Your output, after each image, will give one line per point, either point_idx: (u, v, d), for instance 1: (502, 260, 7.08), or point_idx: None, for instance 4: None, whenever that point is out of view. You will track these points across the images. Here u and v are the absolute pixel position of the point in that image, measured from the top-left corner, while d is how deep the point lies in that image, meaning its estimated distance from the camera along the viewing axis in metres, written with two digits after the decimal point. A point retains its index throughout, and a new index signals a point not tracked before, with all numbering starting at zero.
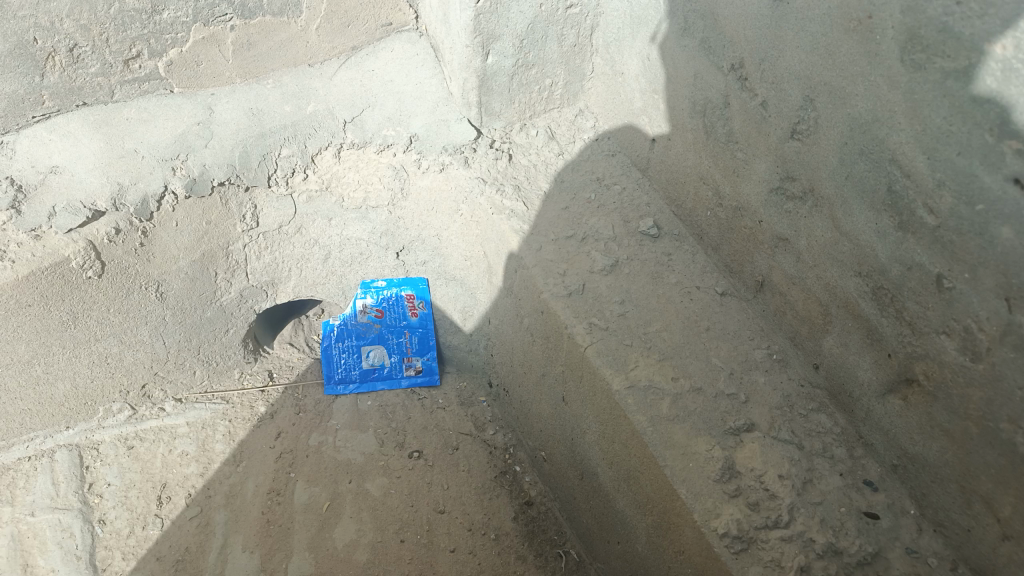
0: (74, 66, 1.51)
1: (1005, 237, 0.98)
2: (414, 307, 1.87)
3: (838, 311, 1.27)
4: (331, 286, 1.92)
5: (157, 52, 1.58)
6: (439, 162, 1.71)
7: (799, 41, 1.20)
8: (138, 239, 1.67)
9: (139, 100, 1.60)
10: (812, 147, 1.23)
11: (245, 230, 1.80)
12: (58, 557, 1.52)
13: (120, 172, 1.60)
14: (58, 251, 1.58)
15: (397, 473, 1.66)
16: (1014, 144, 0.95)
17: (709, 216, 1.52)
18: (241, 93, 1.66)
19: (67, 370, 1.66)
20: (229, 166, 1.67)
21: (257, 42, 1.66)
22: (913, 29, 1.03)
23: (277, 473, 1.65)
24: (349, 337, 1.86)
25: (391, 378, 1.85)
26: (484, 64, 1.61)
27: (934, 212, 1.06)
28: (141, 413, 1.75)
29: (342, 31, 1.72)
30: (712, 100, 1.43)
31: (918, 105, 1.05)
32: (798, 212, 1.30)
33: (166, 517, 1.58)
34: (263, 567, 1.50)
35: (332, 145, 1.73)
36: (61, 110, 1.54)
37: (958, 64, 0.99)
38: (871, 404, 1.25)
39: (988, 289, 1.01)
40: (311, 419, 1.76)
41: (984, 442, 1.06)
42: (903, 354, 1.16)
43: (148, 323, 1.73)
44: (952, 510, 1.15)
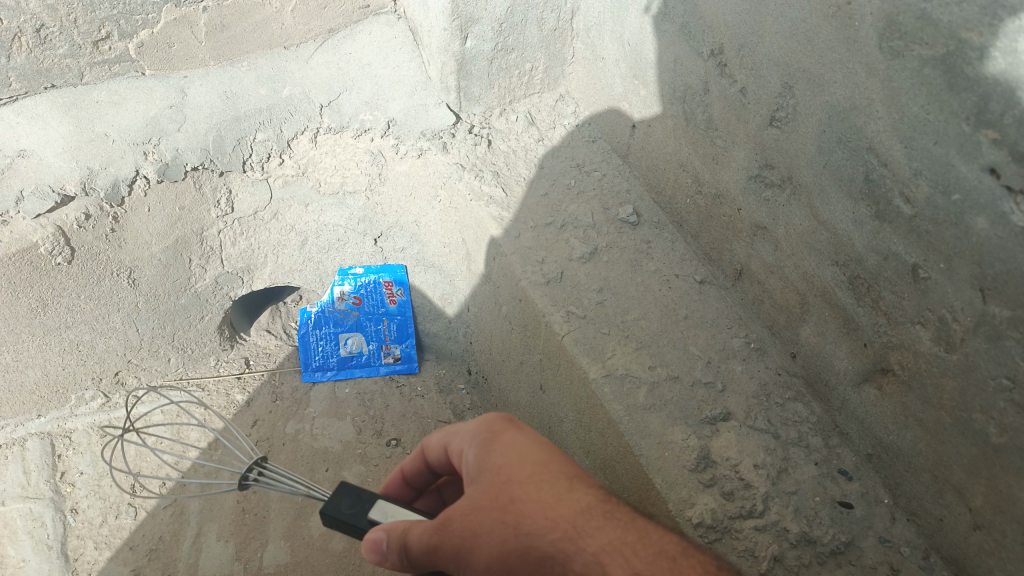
0: (42, 47, 1.48)
1: (980, 227, 0.96)
2: (391, 294, 1.86)
3: (815, 300, 1.27)
4: (308, 273, 1.90)
5: (127, 33, 1.55)
6: (416, 147, 1.72)
7: (779, 27, 1.19)
8: (109, 225, 1.65)
9: (110, 83, 1.58)
10: (791, 135, 1.22)
11: (220, 215, 1.77)
12: (29, 547, 1.49)
13: (89, 156, 1.58)
14: (26, 238, 1.57)
15: (374, 461, 1.64)
16: (990, 133, 0.92)
17: (689, 203, 1.51)
18: (216, 76, 1.64)
19: (37, 357, 1.63)
20: (203, 150, 1.66)
21: (231, 24, 1.62)
22: (891, 16, 1.01)
23: (253, 462, 1.63)
24: (327, 324, 1.85)
25: (368, 365, 1.83)
26: (463, 48, 1.61)
27: (911, 201, 1.05)
28: (115, 401, 1.71)
29: (318, 12, 1.68)
30: (692, 86, 1.42)
31: (896, 92, 1.03)
32: (776, 200, 1.29)
33: (140, 507, 1.55)
34: (238, 556, 1.49)
35: (308, 130, 1.72)
36: (28, 93, 1.52)
37: (936, 52, 0.96)
38: (847, 393, 1.25)
39: (963, 279, 1.00)
40: (287, 407, 1.74)
41: (957, 433, 1.06)
42: (878, 344, 1.16)
43: (120, 310, 1.70)
44: (925, 499, 1.15)
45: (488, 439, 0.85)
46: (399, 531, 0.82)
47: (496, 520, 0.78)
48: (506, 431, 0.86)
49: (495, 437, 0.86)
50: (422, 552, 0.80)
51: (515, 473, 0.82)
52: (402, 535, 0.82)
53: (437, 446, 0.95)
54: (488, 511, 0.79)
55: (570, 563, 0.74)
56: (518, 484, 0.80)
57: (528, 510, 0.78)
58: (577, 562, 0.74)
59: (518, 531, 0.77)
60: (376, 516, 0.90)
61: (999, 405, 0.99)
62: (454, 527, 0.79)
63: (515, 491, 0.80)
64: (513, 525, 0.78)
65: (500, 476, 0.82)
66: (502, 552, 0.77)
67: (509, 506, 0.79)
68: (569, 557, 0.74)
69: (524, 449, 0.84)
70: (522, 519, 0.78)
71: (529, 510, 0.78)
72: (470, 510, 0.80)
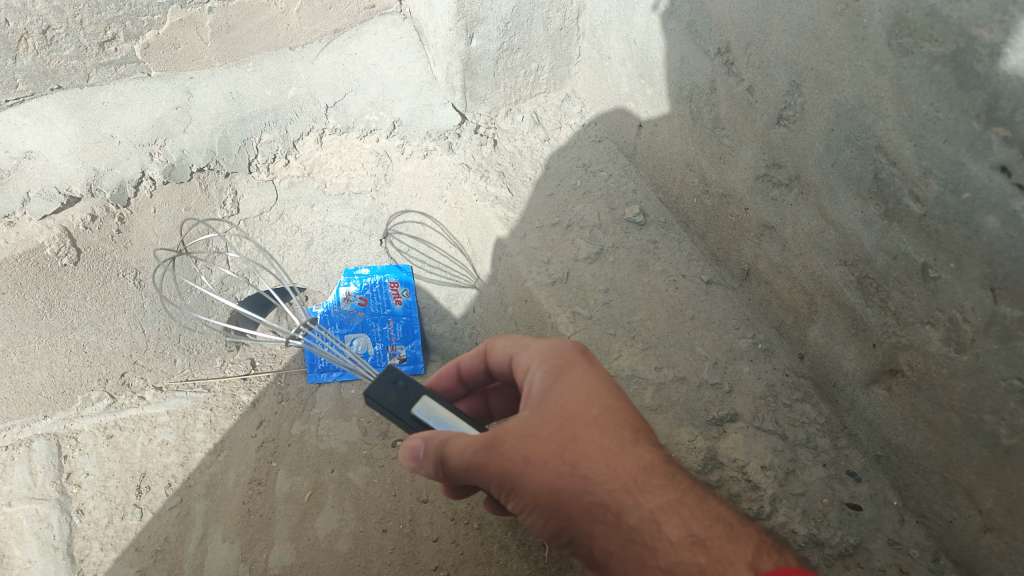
0: (48, 49, 1.57)
1: (990, 226, 0.94)
2: (397, 295, 1.79)
3: (823, 300, 1.26)
4: (314, 273, 1.81)
5: (134, 35, 1.64)
6: (422, 147, 1.76)
7: (786, 25, 1.18)
8: (116, 226, 1.71)
9: (116, 83, 1.67)
10: (798, 133, 1.21)
11: (226, 217, 1.80)
12: (35, 548, 1.48)
13: (95, 157, 1.66)
14: (31, 239, 1.64)
15: (379, 463, 1.63)
16: (1001, 130, 0.91)
17: (696, 203, 1.50)
18: (221, 76, 1.73)
19: (43, 359, 1.63)
20: (208, 152, 1.72)
21: (237, 25, 1.72)
22: (900, 13, 0.99)
23: (259, 462, 1.62)
24: (331, 325, 1.78)
25: (373, 367, 1.74)
26: (469, 48, 1.63)
27: (920, 200, 1.03)
28: (121, 402, 1.67)
29: (324, 13, 1.78)
30: (699, 84, 1.41)
31: (905, 90, 1.01)
32: (784, 199, 1.28)
33: (146, 508, 1.54)
34: (243, 558, 1.48)
35: (313, 130, 1.79)
36: (35, 93, 1.61)
37: (945, 49, 0.95)
38: (855, 394, 1.23)
39: (973, 278, 0.98)
40: (294, 408, 1.72)
41: (967, 434, 1.04)
42: (887, 345, 1.15)
43: (126, 311, 1.71)
44: (934, 502, 1.13)
45: (559, 376, 0.90)
46: (450, 443, 0.86)
47: (555, 452, 0.83)
48: (577, 370, 0.91)
49: (561, 372, 0.91)
50: (473, 468, 0.84)
51: (582, 412, 0.86)
52: (451, 448, 0.86)
53: (494, 357, 1.02)
54: (545, 440, 0.84)
55: (623, 516, 0.79)
56: (581, 423, 0.85)
57: (589, 452, 0.83)
58: (630, 517, 0.79)
59: (574, 472, 0.82)
60: (419, 411, 1.02)
61: (1010, 406, 0.97)
62: (510, 449, 0.83)
63: (579, 431, 0.84)
64: (571, 463, 0.82)
65: (565, 413, 0.86)
66: (554, 484, 0.82)
67: (569, 441, 0.84)
68: (623, 508, 0.79)
69: (592, 391, 0.88)
70: (582, 460, 0.82)
71: (588, 452, 0.83)
72: (527, 436, 0.84)
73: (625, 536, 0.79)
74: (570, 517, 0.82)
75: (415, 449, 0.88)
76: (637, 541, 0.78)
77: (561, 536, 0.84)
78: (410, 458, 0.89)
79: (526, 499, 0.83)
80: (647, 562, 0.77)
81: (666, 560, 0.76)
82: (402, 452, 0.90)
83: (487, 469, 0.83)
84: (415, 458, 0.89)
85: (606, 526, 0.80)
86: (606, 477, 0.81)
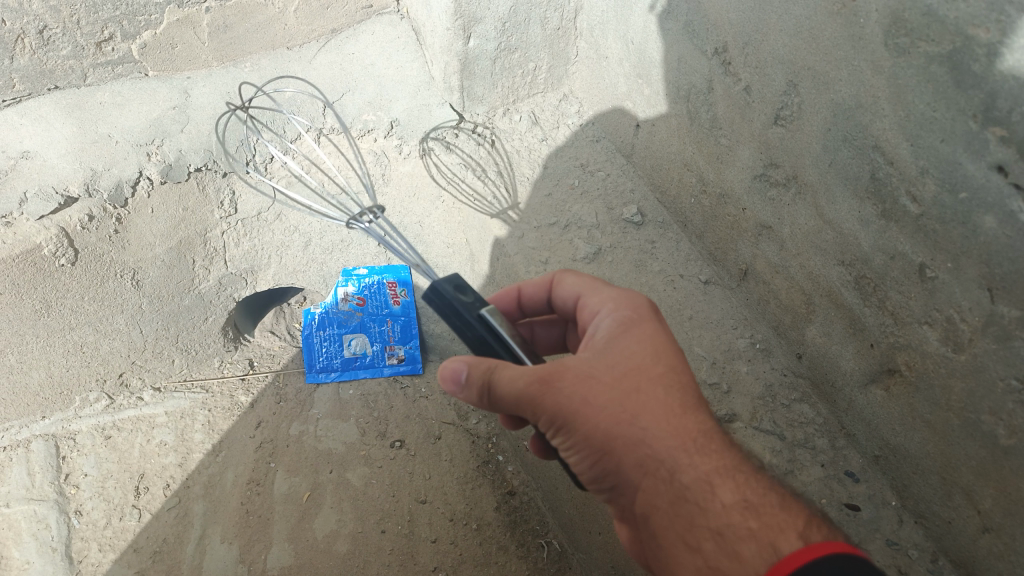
0: (45, 49, 1.58)
1: (988, 226, 0.94)
2: (396, 295, 1.88)
3: (821, 300, 1.25)
4: (311, 274, 1.89)
5: (130, 34, 1.65)
6: (420, 148, 1.77)
7: (782, 25, 1.18)
8: (113, 226, 1.70)
9: (112, 83, 1.68)
10: (796, 133, 1.21)
11: (223, 217, 1.83)
12: (33, 548, 1.48)
13: (93, 157, 1.65)
14: (29, 239, 1.62)
15: (378, 463, 1.63)
16: (998, 130, 0.90)
17: (693, 203, 1.50)
18: (219, 76, 1.73)
19: (41, 359, 1.63)
20: (205, 151, 1.73)
21: (234, 24, 1.72)
22: (897, 13, 0.99)
23: (257, 463, 1.62)
24: (331, 325, 1.84)
25: (374, 367, 1.80)
26: (466, 48, 1.64)
27: (917, 200, 1.03)
28: (119, 403, 1.67)
29: (321, 14, 1.78)
30: (696, 84, 1.41)
31: (902, 90, 1.01)
32: (781, 199, 1.28)
33: (144, 509, 1.54)
34: (242, 559, 1.48)
35: (311, 129, 1.79)
36: (32, 93, 1.61)
37: (942, 48, 0.95)
38: (853, 394, 1.23)
39: (971, 279, 0.98)
40: (292, 408, 1.72)
41: (965, 434, 1.04)
42: (885, 345, 1.15)
43: (124, 312, 1.70)
44: (933, 502, 1.12)
45: (627, 326, 0.89)
46: (505, 370, 0.85)
47: (615, 399, 0.82)
48: (646, 322, 0.90)
49: (631, 322, 0.89)
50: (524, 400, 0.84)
51: (647, 364, 0.85)
52: (502, 376, 0.85)
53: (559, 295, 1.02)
54: (604, 384, 0.83)
55: (677, 473, 0.79)
56: (646, 374, 0.84)
57: (648, 403, 0.82)
58: (685, 476, 0.79)
59: (632, 422, 0.81)
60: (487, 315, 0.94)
61: (1008, 406, 0.96)
62: (568, 388, 0.82)
63: (643, 382, 0.83)
64: (631, 413, 0.82)
65: (631, 364, 0.85)
66: (611, 430, 0.81)
67: (630, 390, 0.83)
68: (678, 464, 0.79)
69: (659, 345, 0.87)
70: (643, 411, 0.82)
71: (649, 404, 0.82)
72: (586, 377, 0.83)
73: (677, 493, 0.79)
74: (621, 464, 0.82)
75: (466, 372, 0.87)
76: (689, 500, 0.78)
77: (606, 479, 0.85)
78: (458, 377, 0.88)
79: (577, 439, 0.83)
80: (697, 521, 0.78)
81: (715, 522, 0.77)
82: (446, 371, 0.89)
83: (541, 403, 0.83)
84: (462, 378, 0.88)
85: (658, 478, 0.80)
86: (667, 432, 0.81)
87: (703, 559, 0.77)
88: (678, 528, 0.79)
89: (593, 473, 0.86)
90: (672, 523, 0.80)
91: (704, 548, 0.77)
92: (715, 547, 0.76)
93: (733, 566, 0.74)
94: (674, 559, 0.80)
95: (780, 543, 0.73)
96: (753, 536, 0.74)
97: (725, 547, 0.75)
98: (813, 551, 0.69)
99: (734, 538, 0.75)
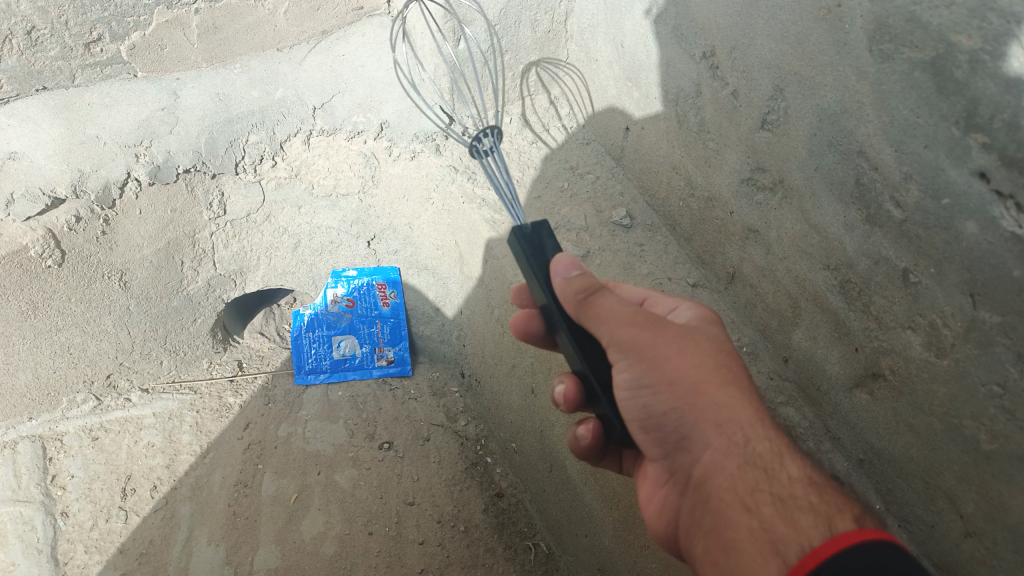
0: (33, 49, 1.57)
1: (970, 232, 0.94)
2: (385, 297, 1.89)
3: (807, 305, 1.24)
4: (301, 276, 1.91)
5: (119, 36, 1.64)
6: (410, 150, 1.82)
7: (769, 30, 1.19)
8: (99, 228, 1.70)
9: (101, 85, 1.65)
10: (782, 138, 1.22)
11: (213, 219, 1.82)
12: (19, 550, 1.48)
13: (81, 159, 1.65)
14: (14, 240, 1.64)
15: (366, 465, 1.62)
16: (980, 137, 0.91)
17: (682, 206, 1.50)
18: (208, 78, 1.72)
19: (28, 360, 1.65)
20: (194, 153, 1.73)
21: (224, 26, 1.72)
22: (881, 19, 1.00)
23: (245, 465, 1.61)
24: (320, 327, 1.87)
25: (362, 369, 1.82)
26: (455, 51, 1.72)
27: (901, 205, 1.03)
28: (106, 404, 1.70)
29: (312, 15, 1.77)
30: (684, 88, 1.41)
31: (886, 96, 1.01)
32: (767, 203, 1.28)
33: (131, 511, 1.53)
34: (228, 560, 1.46)
35: (301, 132, 1.80)
36: (20, 94, 1.59)
37: (925, 55, 0.95)
38: (839, 398, 1.21)
39: (953, 284, 0.98)
40: (280, 410, 1.72)
41: (948, 439, 1.02)
42: (869, 349, 1.13)
43: (112, 313, 1.72)
44: (916, 506, 1.10)
45: (716, 322, 1.01)
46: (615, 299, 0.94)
47: (709, 364, 0.91)
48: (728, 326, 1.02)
49: (715, 321, 1.02)
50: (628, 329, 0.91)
51: (734, 354, 0.95)
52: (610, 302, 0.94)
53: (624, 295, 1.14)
54: (695, 348, 0.92)
55: (750, 442, 0.85)
56: (734, 359, 0.94)
57: (732, 378, 0.91)
58: (756, 445, 0.85)
59: (718, 385, 0.89)
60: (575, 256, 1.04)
61: (990, 412, 0.95)
62: (670, 336, 0.91)
63: (731, 363, 0.93)
64: (719, 378, 0.90)
65: (723, 347, 0.95)
66: (697, 383, 0.89)
67: (718, 362, 0.92)
68: (752, 434, 0.86)
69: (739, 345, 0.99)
70: (730, 381, 0.90)
71: (733, 379, 0.91)
72: (685, 338, 0.93)
73: (748, 457, 0.84)
74: (696, 418, 0.88)
75: (584, 275, 0.97)
76: (759, 466, 0.84)
77: (669, 428, 0.91)
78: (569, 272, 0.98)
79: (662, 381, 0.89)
80: (760, 486, 0.82)
81: (778, 490, 0.82)
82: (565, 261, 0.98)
83: (639, 334, 0.91)
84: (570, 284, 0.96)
85: (730, 440, 0.86)
86: (751, 406, 0.89)
87: (758, 520, 0.79)
88: (740, 488, 0.83)
89: (657, 421, 0.91)
90: (734, 483, 0.83)
91: (761, 510, 0.80)
92: (774, 511, 0.79)
93: (790, 530, 0.76)
94: (723, 518, 0.83)
95: (837, 521, 0.76)
96: (813, 508, 0.78)
97: (784, 512, 0.79)
98: (866, 531, 0.70)
99: (796, 506, 0.79)
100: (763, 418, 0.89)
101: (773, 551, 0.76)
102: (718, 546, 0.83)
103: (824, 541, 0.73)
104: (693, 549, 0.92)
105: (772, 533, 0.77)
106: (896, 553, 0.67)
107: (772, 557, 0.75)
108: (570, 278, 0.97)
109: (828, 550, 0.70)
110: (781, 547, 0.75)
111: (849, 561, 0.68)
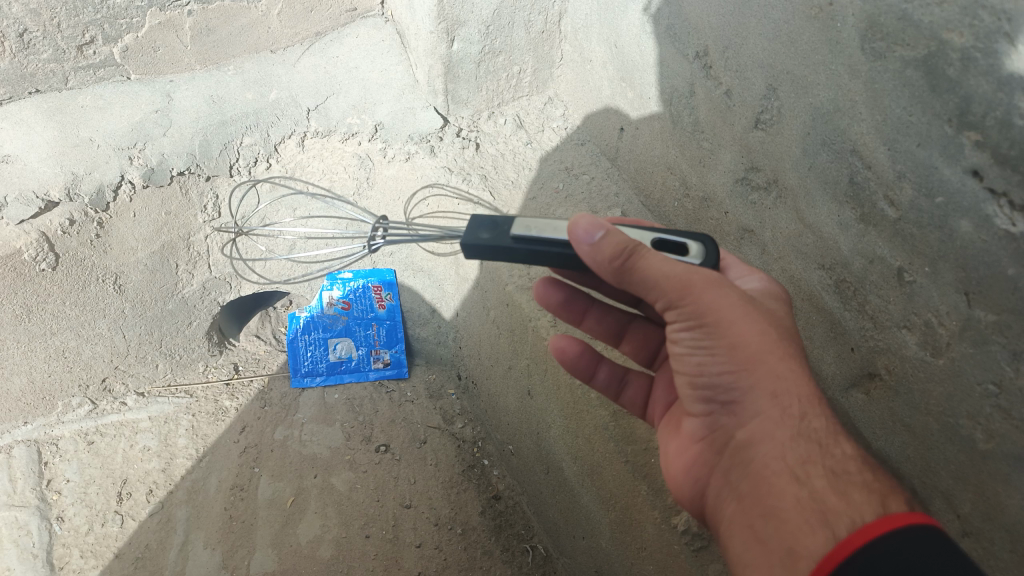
0: (25, 52, 1.59)
1: (964, 230, 0.93)
2: (380, 299, 1.87)
3: (803, 305, 1.23)
4: (296, 278, 1.88)
5: (111, 38, 1.67)
6: (405, 151, 1.79)
7: (762, 29, 1.19)
8: (94, 231, 1.70)
9: (93, 87, 1.70)
10: (775, 137, 1.21)
11: (207, 221, 1.84)
12: (14, 555, 1.47)
13: (75, 162, 1.66)
14: (8, 244, 1.62)
15: (363, 468, 1.62)
16: (973, 135, 0.90)
17: (676, 207, 1.50)
18: (201, 80, 1.77)
19: (23, 365, 1.64)
20: (188, 155, 1.75)
21: (217, 27, 1.75)
22: (873, 16, 0.99)
23: (241, 468, 1.60)
24: (316, 329, 1.86)
25: (358, 371, 1.82)
26: (449, 51, 1.67)
27: (895, 204, 1.03)
28: (101, 408, 1.70)
29: (305, 16, 1.82)
30: (678, 88, 1.41)
31: (879, 94, 1.01)
32: (763, 203, 1.28)
33: (127, 515, 1.53)
34: (225, 564, 1.46)
35: (296, 134, 1.83)
36: (12, 97, 1.63)
37: (918, 53, 0.95)
38: (835, 399, 1.19)
39: (948, 282, 0.97)
40: (276, 413, 1.73)
41: (944, 439, 1.02)
42: (865, 349, 1.12)
43: (107, 316, 1.71)
44: None
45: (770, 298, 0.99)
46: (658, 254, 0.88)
47: (772, 333, 0.86)
48: (779, 303, 0.99)
49: (768, 296, 0.99)
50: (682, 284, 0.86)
51: (791, 328, 0.92)
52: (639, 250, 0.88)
53: None
54: (758, 313, 0.87)
55: (806, 416, 0.83)
56: (792, 333, 0.91)
57: (791, 350, 0.87)
58: (813, 420, 0.83)
59: (781, 356, 0.85)
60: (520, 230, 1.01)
61: (985, 411, 0.95)
62: (732, 299, 0.86)
63: (792, 336, 0.90)
64: (781, 348, 0.86)
65: (784, 322, 0.92)
66: (760, 351, 0.84)
67: (780, 333, 0.88)
68: (809, 408, 0.84)
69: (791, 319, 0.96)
70: (791, 352, 0.86)
71: (792, 351, 0.87)
72: (751, 304, 0.87)
73: (804, 429, 0.82)
74: (752, 385, 0.85)
75: (612, 234, 0.88)
76: (813, 440, 0.82)
77: (720, 389, 0.88)
78: (593, 236, 0.90)
79: (720, 344, 0.85)
80: (812, 459, 0.81)
81: (830, 465, 0.80)
82: (586, 222, 0.90)
83: (702, 294, 0.85)
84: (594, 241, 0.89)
85: (789, 410, 0.83)
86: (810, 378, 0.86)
87: (808, 491, 0.78)
88: (790, 458, 0.81)
89: (710, 380, 0.88)
90: (785, 452, 0.82)
91: (812, 481, 0.79)
92: (826, 484, 0.78)
93: (841, 503, 0.76)
94: (767, 485, 0.82)
95: (889, 502, 0.76)
96: (866, 486, 0.78)
97: (835, 485, 0.78)
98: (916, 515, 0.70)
99: (848, 482, 0.78)
100: (820, 395, 0.87)
101: (823, 522, 0.75)
102: (757, 512, 0.82)
103: (876, 518, 0.73)
104: (720, 508, 0.91)
105: (822, 504, 0.76)
106: (946, 541, 0.68)
107: (820, 527, 0.75)
108: (596, 242, 0.89)
109: (879, 528, 0.70)
110: (830, 518, 0.75)
111: (895, 542, 0.68)
